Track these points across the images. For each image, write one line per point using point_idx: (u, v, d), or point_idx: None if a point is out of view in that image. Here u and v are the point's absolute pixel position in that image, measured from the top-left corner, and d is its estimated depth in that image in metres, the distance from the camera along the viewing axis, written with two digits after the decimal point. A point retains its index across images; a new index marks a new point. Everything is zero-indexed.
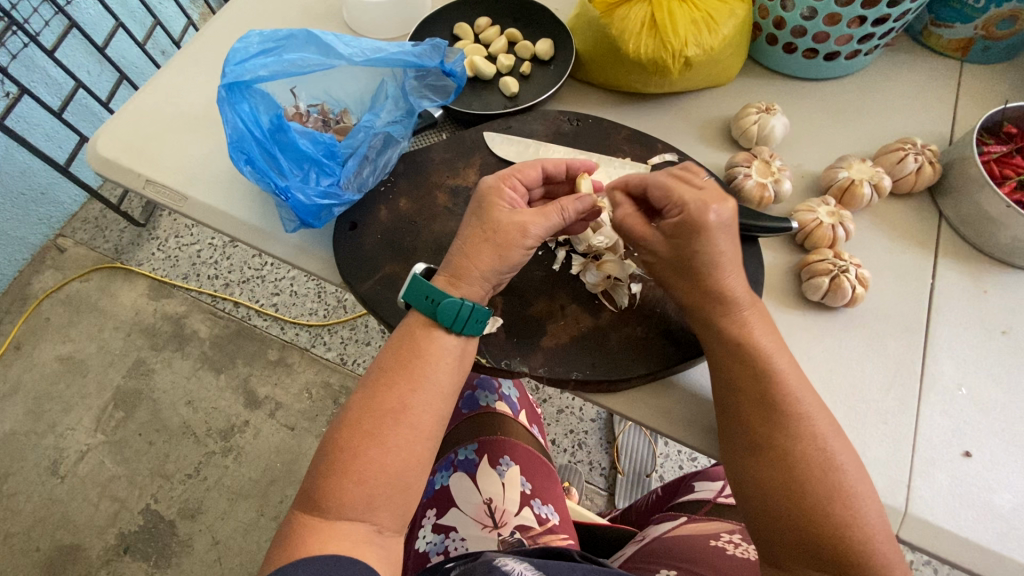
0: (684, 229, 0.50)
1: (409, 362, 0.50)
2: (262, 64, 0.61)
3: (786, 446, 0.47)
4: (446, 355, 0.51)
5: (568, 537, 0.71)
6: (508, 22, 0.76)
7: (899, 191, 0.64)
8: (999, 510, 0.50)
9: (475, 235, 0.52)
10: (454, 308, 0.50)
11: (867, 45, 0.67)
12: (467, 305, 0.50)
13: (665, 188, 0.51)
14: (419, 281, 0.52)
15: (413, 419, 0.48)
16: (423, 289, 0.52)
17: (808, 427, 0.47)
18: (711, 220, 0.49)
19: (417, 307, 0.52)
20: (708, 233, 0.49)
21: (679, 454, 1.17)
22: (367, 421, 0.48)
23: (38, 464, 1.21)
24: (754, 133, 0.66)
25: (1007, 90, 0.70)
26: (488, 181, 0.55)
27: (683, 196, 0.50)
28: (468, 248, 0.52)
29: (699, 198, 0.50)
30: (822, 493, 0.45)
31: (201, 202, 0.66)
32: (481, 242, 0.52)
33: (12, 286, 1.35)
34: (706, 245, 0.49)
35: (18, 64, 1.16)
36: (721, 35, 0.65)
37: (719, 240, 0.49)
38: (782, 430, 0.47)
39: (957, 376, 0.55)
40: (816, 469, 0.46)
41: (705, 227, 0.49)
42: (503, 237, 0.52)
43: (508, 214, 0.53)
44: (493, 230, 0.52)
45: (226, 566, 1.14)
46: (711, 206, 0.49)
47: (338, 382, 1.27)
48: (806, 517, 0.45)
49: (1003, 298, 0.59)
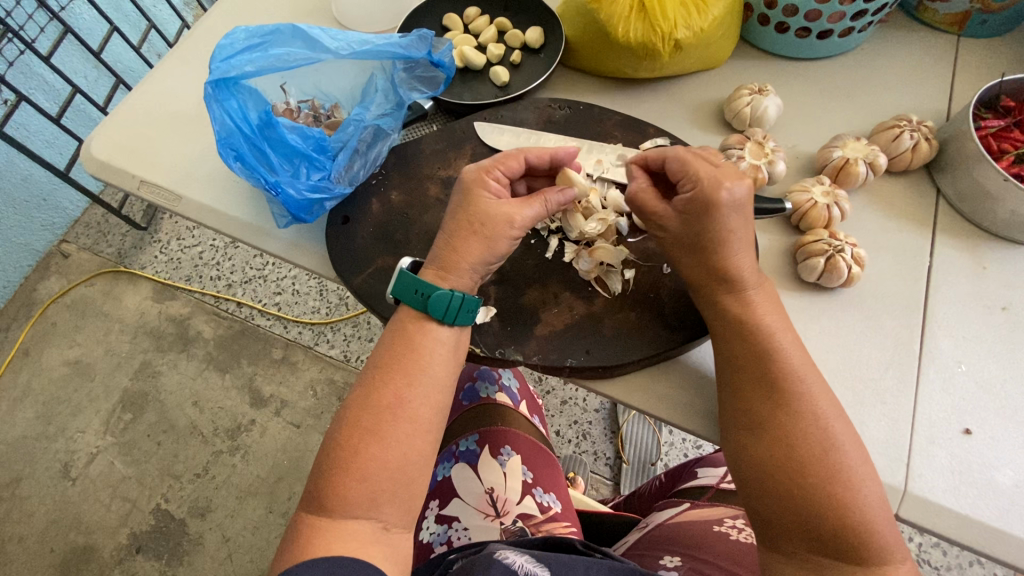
0: (696, 204, 0.50)
1: (404, 355, 0.50)
2: (248, 60, 0.61)
3: (787, 426, 0.46)
4: (441, 346, 0.51)
5: (570, 525, 0.72)
6: (496, 11, 0.75)
7: (896, 168, 0.63)
8: (1000, 486, 0.50)
9: (461, 228, 0.52)
10: (445, 299, 0.50)
11: (860, 23, 0.66)
12: (457, 295, 0.50)
13: (682, 163, 0.52)
14: (406, 276, 0.52)
15: (411, 411, 0.48)
16: (410, 284, 0.52)
17: (810, 407, 0.47)
18: (723, 198, 0.49)
19: (407, 302, 0.52)
20: (721, 211, 0.49)
21: (683, 441, 1.17)
22: (366, 417, 0.48)
23: (49, 466, 1.22)
24: (746, 115, 0.65)
25: (1005, 64, 0.69)
26: (470, 171, 0.54)
27: (700, 172, 0.50)
28: (455, 240, 0.52)
29: (713, 175, 0.50)
30: (822, 474, 0.45)
31: (195, 201, 0.66)
32: (469, 234, 0.52)
33: (18, 293, 1.36)
34: (717, 221, 0.49)
35: (15, 71, 1.16)
36: (711, 16, 0.64)
37: (731, 217, 0.49)
38: (782, 411, 0.47)
39: (956, 353, 0.55)
40: (817, 450, 0.45)
41: (717, 203, 0.49)
42: (491, 228, 0.52)
43: (494, 203, 0.53)
44: (479, 222, 0.52)
45: (237, 563, 1.15)
46: (725, 182, 0.49)
47: (342, 379, 1.28)
48: (803, 499, 0.45)
49: (1003, 273, 0.58)
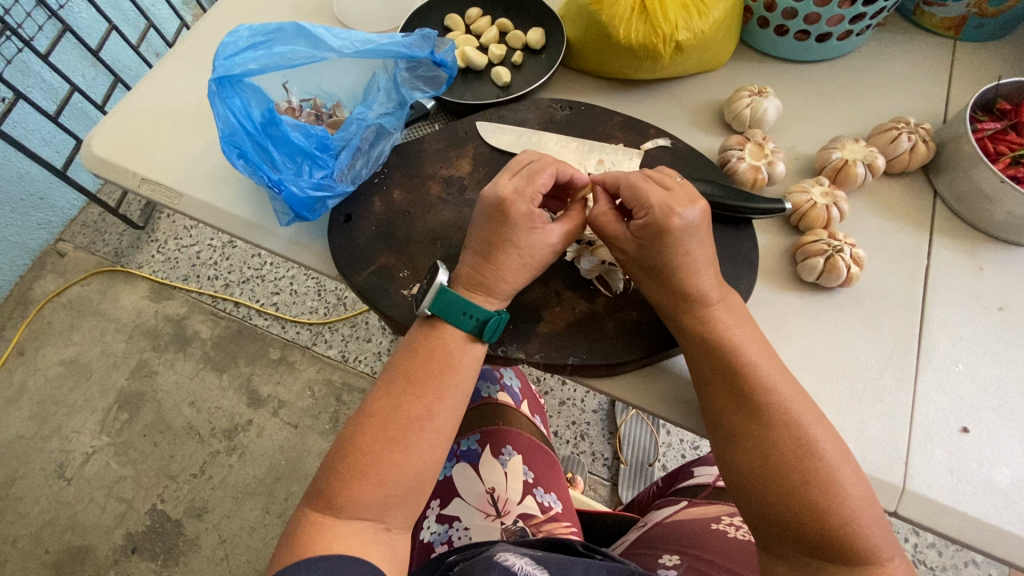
0: (651, 231, 0.50)
1: (439, 371, 0.50)
2: (252, 57, 0.62)
3: (762, 434, 0.47)
4: (475, 363, 0.52)
5: (571, 525, 0.72)
6: (498, 12, 0.76)
7: (894, 170, 0.64)
8: (997, 484, 0.50)
9: (505, 254, 0.51)
10: (498, 323, 0.52)
11: (859, 26, 0.67)
12: (507, 317, 0.52)
13: (634, 190, 0.52)
14: (456, 297, 0.51)
15: (439, 424, 0.49)
16: (460, 305, 0.51)
17: (784, 414, 0.47)
18: (677, 224, 0.49)
19: (455, 322, 0.51)
20: (674, 235, 0.49)
21: (681, 442, 1.17)
22: (394, 427, 0.48)
23: (44, 467, 1.22)
24: (746, 116, 0.65)
25: (1001, 67, 0.70)
26: (508, 194, 0.52)
27: (649, 198, 0.51)
28: (497, 266, 0.52)
29: (671, 200, 0.50)
30: (799, 480, 0.45)
31: (198, 199, 0.66)
32: (514, 262, 0.52)
33: (13, 292, 1.35)
34: (672, 246, 0.49)
35: (13, 70, 1.16)
36: (711, 18, 0.64)
37: (686, 241, 0.49)
38: (758, 418, 0.47)
39: (953, 353, 0.56)
40: (792, 456, 0.46)
41: (671, 230, 0.49)
42: (537, 256, 0.52)
43: (536, 232, 0.52)
44: (525, 251, 0.52)
45: (234, 564, 1.15)
46: (676, 209, 0.50)
47: (340, 379, 1.27)
48: (787, 502, 0.45)
49: (1000, 273, 0.59)
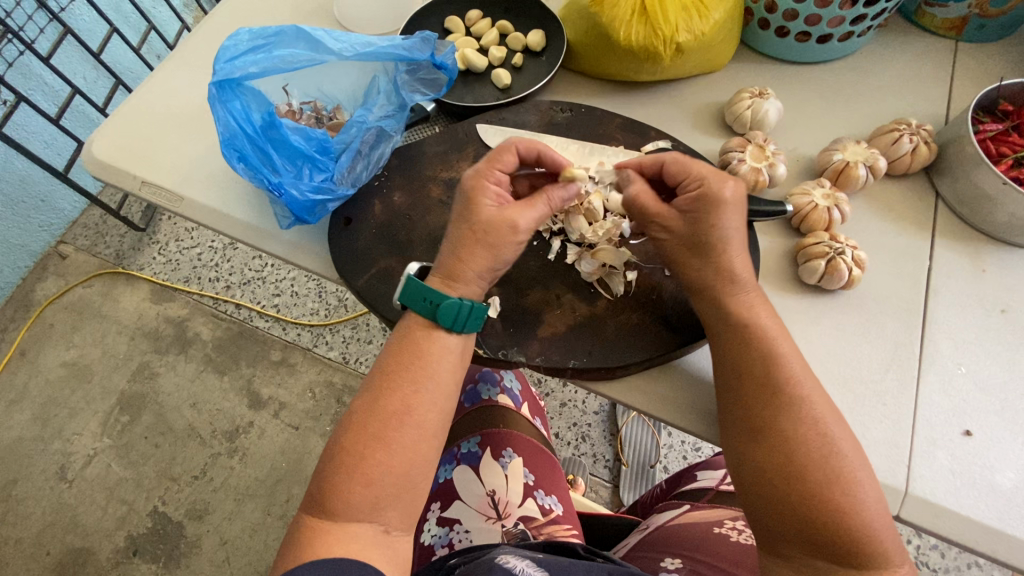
0: (701, 200, 0.50)
1: (410, 363, 0.50)
2: (253, 61, 0.61)
3: (788, 431, 0.46)
4: (450, 353, 0.51)
5: (572, 528, 0.71)
6: (498, 14, 0.76)
7: (895, 171, 0.64)
8: (1001, 488, 0.50)
9: (465, 236, 0.51)
10: (454, 308, 0.50)
11: (860, 27, 0.67)
12: (466, 303, 0.50)
13: (681, 164, 0.53)
14: (416, 284, 0.52)
15: (419, 419, 0.48)
16: (419, 292, 0.51)
17: (810, 412, 0.47)
18: (728, 194, 0.50)
19: (417, 309, 0.52)
20: (724, 207, 0.50)
21: (683, 444, 1.17)
22: (373, 424, 0.48)
23: (46, 469, 1.22)
24: (747, 118, 0.65)
25: (1003, 68, 0.70)
26: (469, 177, 0.54)
27: (701, 169, 0.52)
28: (460, 249, 0.51)
29: (716, 173, 0.51)
30: (821, 479, 0.45)
31: (198, 202, 0.66)
32: (473, 244, 0.51)
33: (15, 294, 1.36)
34: (721, 218, 0.50)
35: (15, 72, 1.16)
36: (712, 20, 0.64)
37: (734, 214, 0.50)
38: (784, 415, 0.47)
39: (956, 355, 0.55)
40: (816, 454, 0.46)
41: (723, 199, 0.50)
42: (494, 235, 0.51)
43: (495, 210, 0.52)
44: (481, 231, 0.51)
45: (235, 566, 1.15)
46: (728, 182, 0.51)
47: (341, 381, 1.27)
48: (806, 501, 0.45)
49: (1002, 275, 0.59)
